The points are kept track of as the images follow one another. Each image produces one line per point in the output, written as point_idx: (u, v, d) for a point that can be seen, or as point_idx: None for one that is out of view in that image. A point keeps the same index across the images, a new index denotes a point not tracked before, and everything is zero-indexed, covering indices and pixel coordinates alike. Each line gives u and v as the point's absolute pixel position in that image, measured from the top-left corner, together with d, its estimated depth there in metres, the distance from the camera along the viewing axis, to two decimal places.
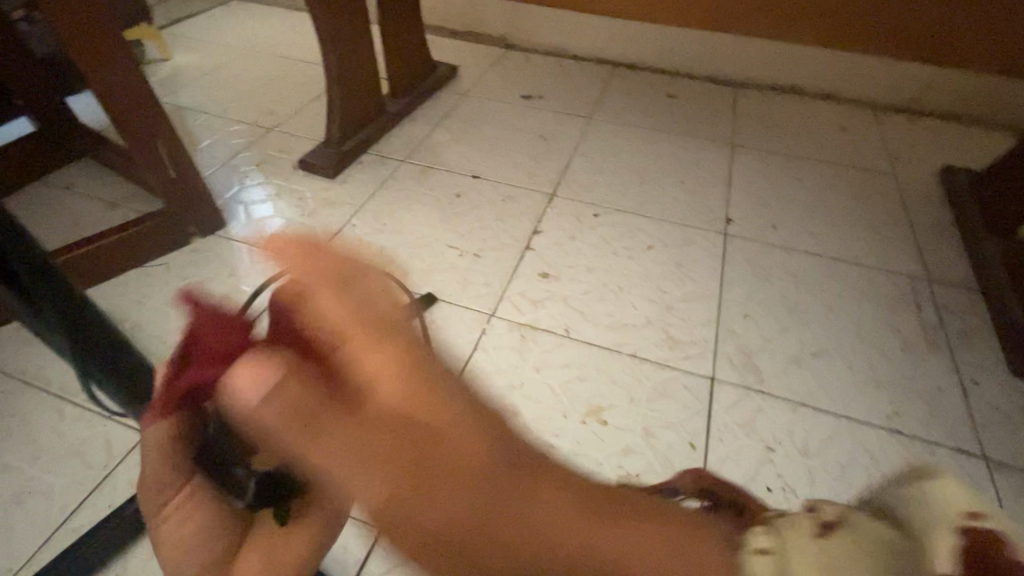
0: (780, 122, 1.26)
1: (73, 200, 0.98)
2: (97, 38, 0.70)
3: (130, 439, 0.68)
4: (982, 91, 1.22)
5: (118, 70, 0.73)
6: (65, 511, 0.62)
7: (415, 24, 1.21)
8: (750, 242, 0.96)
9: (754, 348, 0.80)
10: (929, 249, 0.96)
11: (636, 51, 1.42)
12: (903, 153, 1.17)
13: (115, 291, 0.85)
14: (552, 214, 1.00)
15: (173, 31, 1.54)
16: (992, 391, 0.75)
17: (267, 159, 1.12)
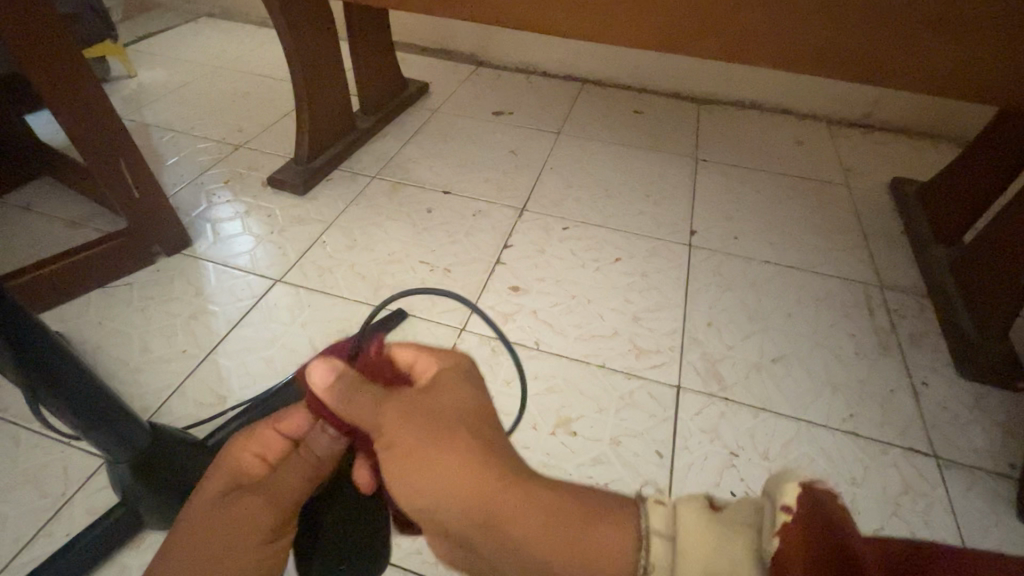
0: (741, 137, 1.31)
1: (32, 220, 0.96)
2: (56, 51, 0.68)
3: (88, 465, 0.66)
4: (928, 106, 1.29)
5: (77, 83, 0.72)
6: (17, 543, 0.60)
7: (384, 42, 1.23)
8: (714, 253, 1.00)
9: (718, 357, 0.82)
10: (882, 257, 1.00)
11: (603, 69, 1.46)
12: (857, 166, 1.23)
13: (75, 313, 0.83)
14: (522, 228, 1.02)
15: (140, 48, 1.52)
16: (941, 392, 0.79)
17: (236, 176, 1.11)
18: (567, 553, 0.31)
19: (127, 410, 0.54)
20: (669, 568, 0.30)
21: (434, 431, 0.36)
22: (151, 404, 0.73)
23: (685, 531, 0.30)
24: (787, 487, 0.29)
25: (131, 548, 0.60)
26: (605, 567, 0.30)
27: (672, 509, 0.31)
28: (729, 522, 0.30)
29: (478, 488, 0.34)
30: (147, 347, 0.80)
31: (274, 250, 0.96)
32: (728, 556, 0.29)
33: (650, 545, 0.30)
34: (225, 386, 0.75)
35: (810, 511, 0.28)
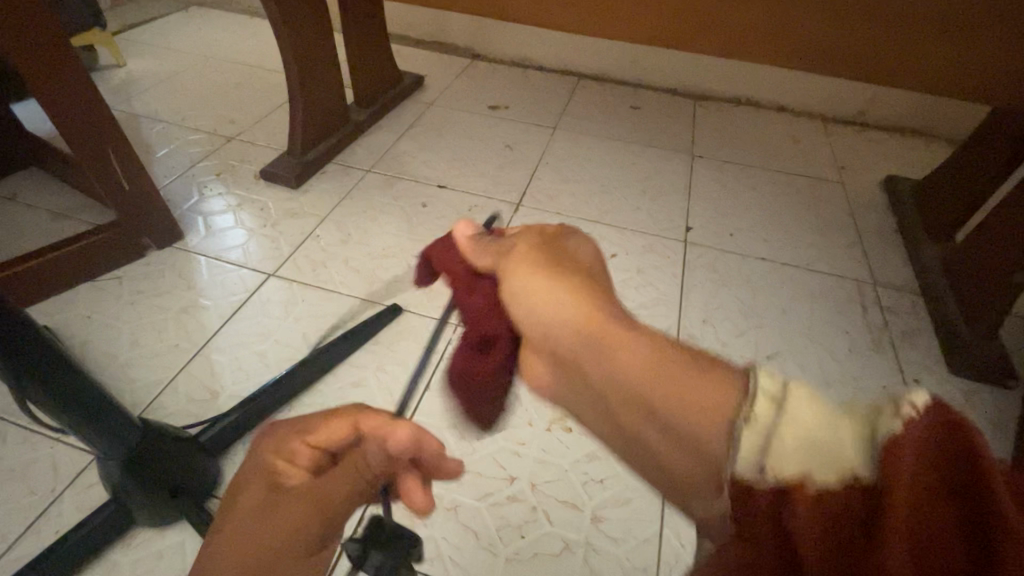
0: (736, 133, 1.31)
1: (17, 212, 0.94)
2: (40, 40, 0.67)
3: (77, 460, 0.65)
4: (922, 103, 1.30)
5: (64, 69, 0.70)
6: (4, 541, 0.59)
7: (379, 35, 1.21)
8: (709, 249, 1.00)
9: (712, 353, 0.82)
10: (875, 255, 1.01)
11: (599, 64, 1.46)
12: (850, 163, 1.24)
13: (64, 307, 0.82)
14: (517, 223, 1.02)
15: (128, 37, 1.50)
16: (932, 389, 0.80)
17: (228, 168, 1.10)
18: (681, 397, 0.30)
19: (118, 405, 0.54)
20: (770, 429, 0.26)
21: (558, 275, 0.39)
22: (142, 398, 0.72)
23: (794, 409, 0.26)
24: (913, 395, 0.24)
25: (121, 545, 0.60)
26: (703, 399, 0.29)
27: (780, 383, 0.28)
28: (842, 412, 0.26)
29: (585, 318, 0.36)
30: (137, 342, 0.78)
31: (267, 243, 0.95)
32: (834, 432, 0.25)
33: (754, 402, 0.27)
34: (217, 382, 0.74)
35: (943, 419, 0.23)
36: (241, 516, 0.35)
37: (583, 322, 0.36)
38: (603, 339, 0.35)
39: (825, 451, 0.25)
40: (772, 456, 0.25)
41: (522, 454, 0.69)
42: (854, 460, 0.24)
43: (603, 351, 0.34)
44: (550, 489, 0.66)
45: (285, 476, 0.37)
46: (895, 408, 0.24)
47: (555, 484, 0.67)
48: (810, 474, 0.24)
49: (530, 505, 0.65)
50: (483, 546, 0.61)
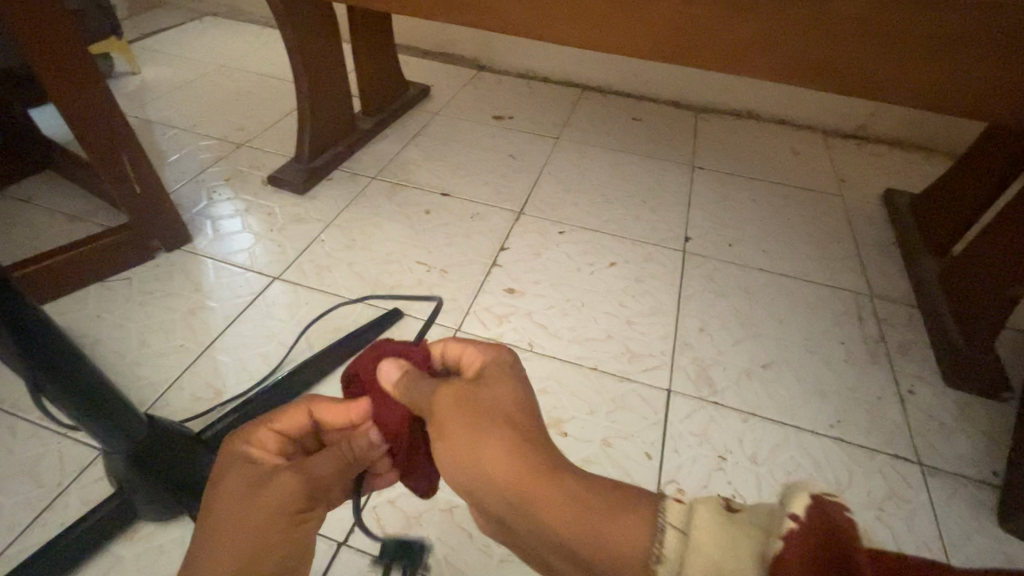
0: (737, 145, 1.32)
1: (33, 214, 0.97)
2: (55, 43, 0.69)
3: (84, 456, 0.67)
4: (921, 119, 1.31)
5: (79, 72, 0.72)
6: (11, 532, 0.60)
7: (386, 46, 1.24)
8: (707, 259, 1.01)
9: (708, 361, 0.83)
10: (873, 267, 1.02)
11: (603, 77, 1.48)
12: (850, 176, 1.25)
13: (74, 306, 0.84)
14: (518, 231, 1.03)
15: (144, 45, 1.54)
16: (927, 401, 0.80)
17: (237, 174, 1.12)
18: (599, 540, 0.36)
19: (125, 401, 0.55)
20: (680, 560, 0.33)
21: (484, 425, 0.41)
22: (148, 396, 0.73)
23: (697, 533, 0.32)
24: (797, 499, 0.30)
25: (124, 539, 0.61)
26: (619, 548, 0.35)
27: (689, 509, 0.34)
28: (743, 525, 0.32)
29: (517, 479, 0.39)
30: (145, 342, 0.80)
31: (273, 247, 0.97)
32: (734, 555, 0.31)
33: (665, 537, 0.34)
34: (222, 382, 0.76)
35: (820, 523, 0.28)
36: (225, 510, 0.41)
37: (497, 473, 0.40)
38: (530, 487, 0.39)
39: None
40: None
41: None
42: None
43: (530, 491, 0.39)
44: None
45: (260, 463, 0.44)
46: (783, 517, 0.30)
47: None
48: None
49: None
50: (477, 547, 0.62)
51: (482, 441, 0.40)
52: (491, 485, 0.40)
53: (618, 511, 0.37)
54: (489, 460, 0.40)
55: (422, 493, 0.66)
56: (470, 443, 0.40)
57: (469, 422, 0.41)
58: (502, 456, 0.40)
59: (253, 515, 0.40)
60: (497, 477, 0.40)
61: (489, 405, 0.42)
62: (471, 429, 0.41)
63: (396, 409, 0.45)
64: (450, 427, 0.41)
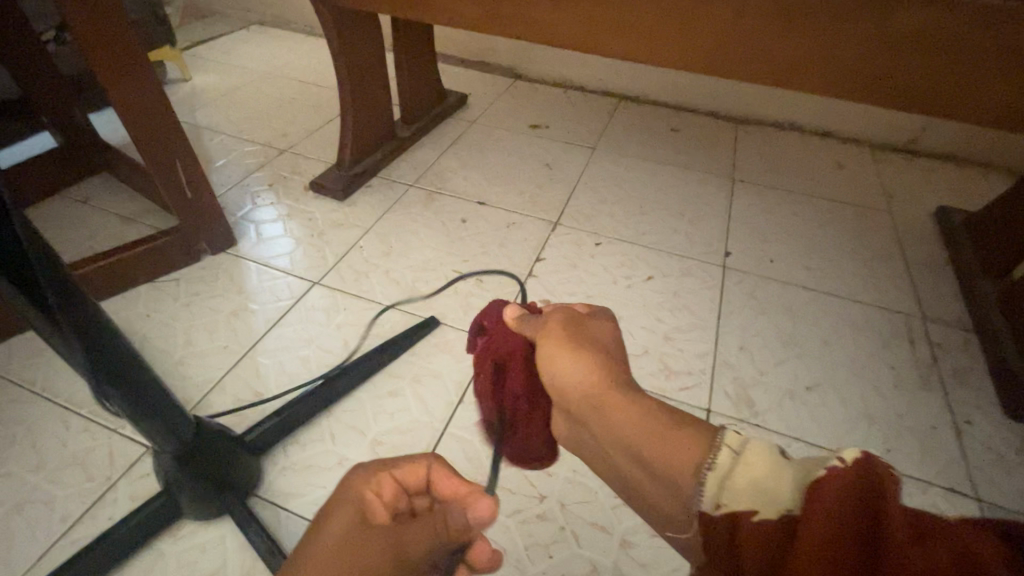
0: (779, 158, 1.29)
1: (90, 215, 1.01)
2: (117, 51, 0.72)
3: (133, 452, 0.69)
4: (978, 133, 1.26)
5: (136, 80, 0.75)
6: (64, 522, 0.63)
7: (427, 56, 1.26)
8: (748, 275, 0.98)
9: (750, 381, 0.81)
10: (925, 288, 0.97)
11: (641, 86, 1.47)
12: (899, 192, 1.20)
13: (126, 305, 0.88)
14: (554, 242, 1.03)
15: (195, 53, 1.60)
16: (985, 432, 0.76)
17: (280, 179, 1.15)
18: (661, 447, 0.40)
19: (175, 403, 0.57)
20: (728, 473, 0.35)
21: (581, 343, 0.49)
22: (192, 396, 0.76)
23: (748, 463, 0.35)
24: (849, 449, 0.31)
25: (168, 536, 0.63)
26: (678, 457, 0.39)
27: (747, 437, 0.37)
28: (794, 465, 0.33)
29: (597, 383, 0.46)
30: (190, 342, 0.83)
31: (313, 252, 0.99)
32: (778, 481, 0.33)
33: (718, 454, 0.37)
34: (262, 384, 0.78)
35: (860, 469, 0.29)
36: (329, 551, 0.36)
37: (579, 381, 0.47)
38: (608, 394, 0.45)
39: (763, 492, 0.33)
40: (729, 494, 0.34)
41: (553, 475, 0.69)
42: (787, 501, 0.31)
43: (607, 396, 0.45)
44: (579, 510, 0.66)
45: (373, 512, 0.39)
46: (831, 460, 0.31)
47: (585, 506, 0.67)
48: (754, 508, 0.32)
49: (558, 525, 0.65)
50: (511, 562, 0.62)
51: (579, 353, 0.48)
52: (575, 391, 0.47)
53: (685, 428, 0.41)
54: (579, 364, 0.48)
55: None
56: (568, 358, 0.48)
57: (569, 338, 0.50)
58: (585, 365, 0.47)
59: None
60: (579, 380, 0.47)
61: (590, 333, 0.51)
62: (572, 339, 0.49)
63: (516, 339, 0.53)
64: (551, 341, 0.50)
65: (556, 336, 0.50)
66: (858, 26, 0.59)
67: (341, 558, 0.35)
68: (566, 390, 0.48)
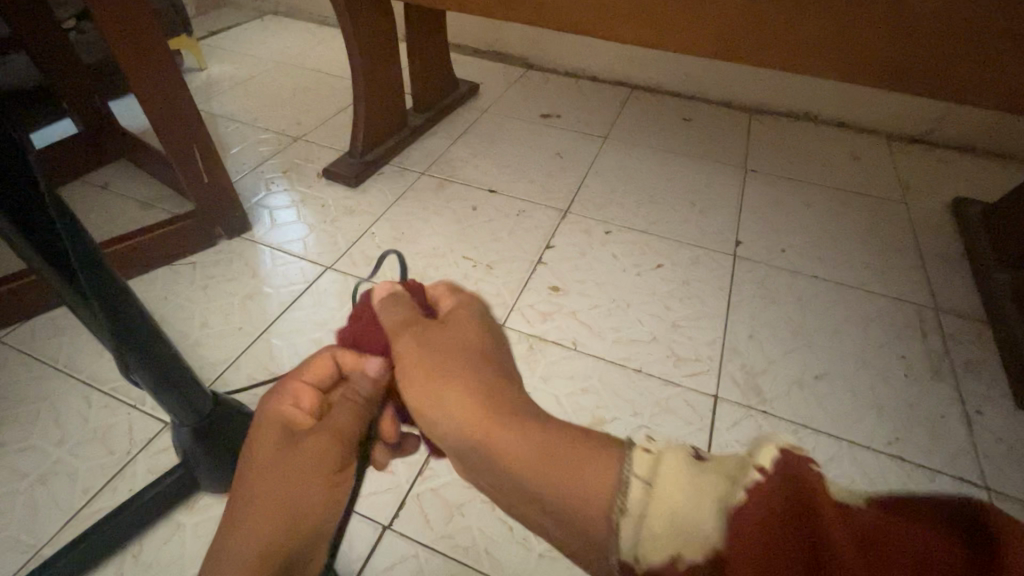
0: (792, 148, 1.28)
1: (109, 199, 1.04)
2: (138, 38, 0.73)
3: (152, 427, 0.71)
4: (999, 123, 1.23)
5: (157, 66, 0.77)
6: (86, 493, 0.65)
7: (439, 45, 1.26)
8: (759, 265, 0.98)
9: (758, 369, 0.81)
10: (939, 279, 0.96)
11: (654, 76, 1.46)
12: (915, 183, 1.19)
13: (145, 287, 0.90)
14: (564, 230, 1.03)
15: (212, 43, 1.62)
16: (996, 422, 0.75)
17: (293, 166, 1.17)
18: (562, 482, 0.34)
19: (195, 379, 0.59)
20: (642, 510, 0.31)
21: (449, 366, 0.43)
22: (209, 375, 0.77)
23: (662, 492, 0.31)
24: (766, 449, 0.29)
25: (186, 508, 0.65)
26: (586, 493, 0.33)
27: (657, 458, 0.33)
28: (709, 479, 0.30)
29: (473, 414, 0.39)
30: (206, 323, 0.85)
31: (325, 238, 1.00)
32: (697, 508, 0.29)
33: (630, 486, 0.32)
34: (276, 364, 0.79)
35: (786, 475, 0.28)
36: (257, 453, 0.47)
37: (457, 417, 0.40)
38: (491, 435, 0.38)
39: (684, 528, 0.29)
40: (648, 543, 0.31)
41: None
42: (709, 532, 0.28)
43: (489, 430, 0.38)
44: None
45: (294, 420, 0.49)
46: (750, 468, 0.29)
47: None
48: (678, 550, 0.29)
49: None
50: (517, 540, 0.63)
51: (452, 378, 0.42)
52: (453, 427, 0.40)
53: (592, 447, 0.35)
54: (453, 402, 0.41)
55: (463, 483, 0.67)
56: (441, 393, 0.41)
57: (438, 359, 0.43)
58: (460, 398, 0.40)
59: (280, 467, 0.46)
60: (457, 414, 0.40)
61: (462, 344, 0.45)
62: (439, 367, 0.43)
63: (378, 340, 0.48)
64: (413, 363, 0.44)
65: (428, 368, 0.43)
66: (874, 11, 0.58)
67: (268, 458, 0.46)
68: (442, 425, 0.41)
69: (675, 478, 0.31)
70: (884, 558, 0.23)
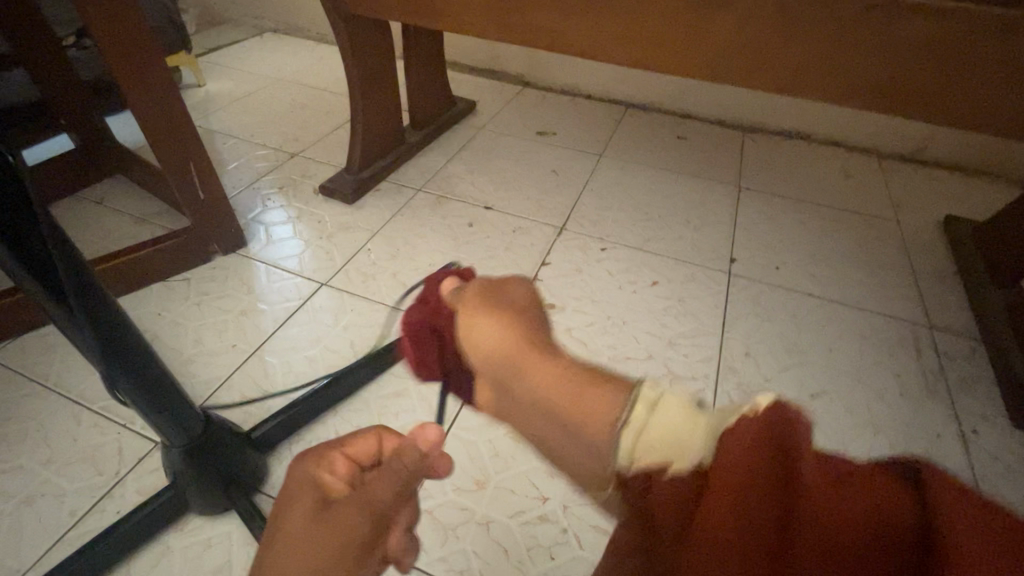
0: (785, 166, 1.29)
1: (104, 215, 1.03)
2: (136, 56, 0.73)
3: (142, 447, 0.70)
4: (987, 142, 1.25)
5: (155, 84, 0.77)
6: (73, 515, 0.63)
7: (437, 64, 1.28)
8: (753, 282, 0.99)
9: (754, 387, 0.81)
10: (932, 297, 0.97)
11: (649, 95, 1.48)
12: (906, 201, 1.20)
13: (138, 304, 0.89)
14: (560, 247, 1.03)
15: (210, 60, 1.63)
16: (992, 441, 0.75)
17: (290, 182, 1.17)
18: (571, 408, 0.37)
19: (185, 398, 0.58)
20: (642, 429, 0.33)
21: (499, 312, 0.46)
22: (201, 393, 0.77)
23: (662, 418, 0.33)
24: (763, 396, 0.29)
25: (174, 531, 0.63)
26: (590, 416, 0.36)
27: (660, 398, 0.34)
28: (707, 418, 0.32)
29: (499, 350, 0.43)
30: (199, 340, 0.84)
31: (321, 254, 1.00)
32: (690, 432, 0.31)
33: (633, 409, 0.34)
34: (269, 382, 0.79)
35: (781, 423, 0.28)
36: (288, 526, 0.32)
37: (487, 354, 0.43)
38: (515, 367, 0.42)
39: (675, 445, 0.31)
40: (641, 450, 0.33)
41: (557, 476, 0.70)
42: (700, 453, 0.30)
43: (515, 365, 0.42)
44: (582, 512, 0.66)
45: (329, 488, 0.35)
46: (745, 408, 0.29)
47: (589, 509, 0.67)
48: (667, 462, 0.31)
49: (561, 528, 0.65)
50: (513, 563, 0.62)
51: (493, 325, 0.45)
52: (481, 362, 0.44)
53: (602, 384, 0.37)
54: (484, 341, 0.44)
55: (458, 504, 0.66)
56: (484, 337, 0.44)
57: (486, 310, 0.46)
58: (493, 338, 0.44)
59: (319, 537, 0.31)
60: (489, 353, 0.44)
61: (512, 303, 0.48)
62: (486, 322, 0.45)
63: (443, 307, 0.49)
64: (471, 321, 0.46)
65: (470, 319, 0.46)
66: (861, 35, 0.59)
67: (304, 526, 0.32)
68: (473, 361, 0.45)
69: (674, 408, 0.33)
70: (849, 509, 0.25)
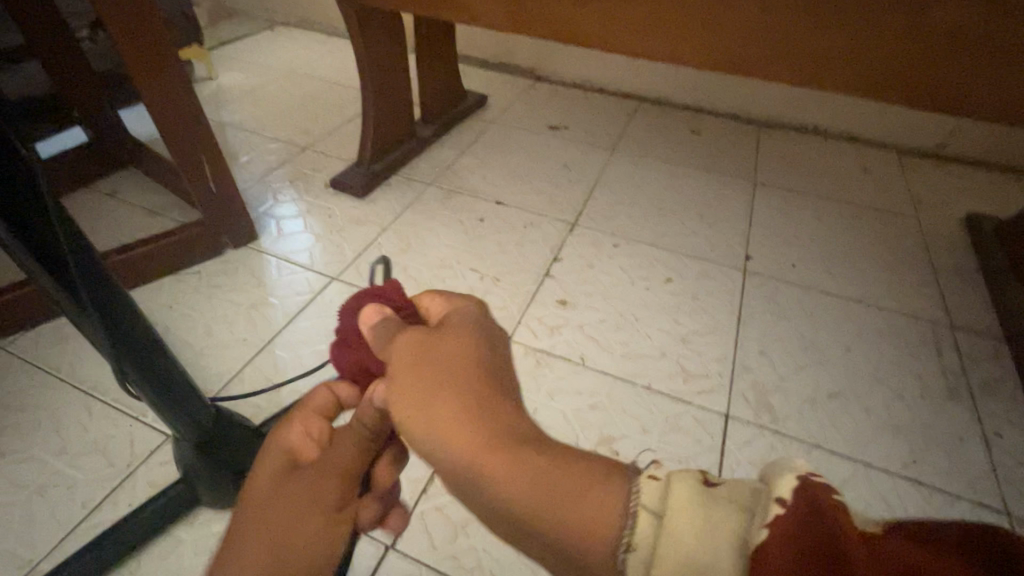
0: (802, 161, 1.27)
1: (116, 207, 1.04)
2: (147, 45, 0.73)
3: (152, 439, 0.70)
4: (1011, 138, 1.22)
5: (165, 74, 0.76)
6: (85, 506, 0.64)
7: (448, 56, 1.27)
8: (769, 279, 0.97)
9: (770, 387, 0.79)
10: (954, 297, 0.95)
11: (662, 88, 1.46)
12: (927, 198, 1.17)
13: (150, 296, 0.89)
14: (572, 242, 1.02)
15: (222, 53, 1.63)
16: (1016, 445, 0.73)
17: (301, 176, 1.17)
18: (563, 519, 0.28)
19: (195, 390, 0.57)
20: (652, 549, 0.26)
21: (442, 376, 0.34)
22: (211, 386, 0.76)
23: (676, 526, 0.25)
24: (785, 477, 0.25)
25: (185, 524, 0.63)
26: (588, 526, 0.27)
27: (666, 485, 0.27)
28: (725, 509, 0.26)
29: (466, 440, 0.31)
30: (210, 333, 0.84)
31: (331, 248, 1.00)
32: (713, 545, 0.25)
33: (636, 519, 0.26)
34: (279, 376, 0.78)
35: (802, 502, 0.24)
36: (261, 484, 0.39)
37: (447, 439, 0.32)
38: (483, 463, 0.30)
39: (702, 571, 0.24)
40: None
41: None
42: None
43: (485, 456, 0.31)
44: None
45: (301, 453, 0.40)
46: (772, 500, 0.25)
47: None
48: None
49: None
50: (522, 563, 0.61)
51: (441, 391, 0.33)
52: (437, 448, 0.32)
53: (595, 479, 0.29)
54: (433, 424, 0.32)
55: None
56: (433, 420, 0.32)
57: (423, 370, 0.34)
58: (446, 415, 0.32)
59: (283, 506, 0.38)
60: (444, 442, 0.32)
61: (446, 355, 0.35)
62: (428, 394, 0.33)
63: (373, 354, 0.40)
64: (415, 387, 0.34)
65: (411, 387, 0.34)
66: (887, 25, 0.57)
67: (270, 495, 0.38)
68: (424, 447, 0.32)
69: (684, 509, 0.26)
70: None
